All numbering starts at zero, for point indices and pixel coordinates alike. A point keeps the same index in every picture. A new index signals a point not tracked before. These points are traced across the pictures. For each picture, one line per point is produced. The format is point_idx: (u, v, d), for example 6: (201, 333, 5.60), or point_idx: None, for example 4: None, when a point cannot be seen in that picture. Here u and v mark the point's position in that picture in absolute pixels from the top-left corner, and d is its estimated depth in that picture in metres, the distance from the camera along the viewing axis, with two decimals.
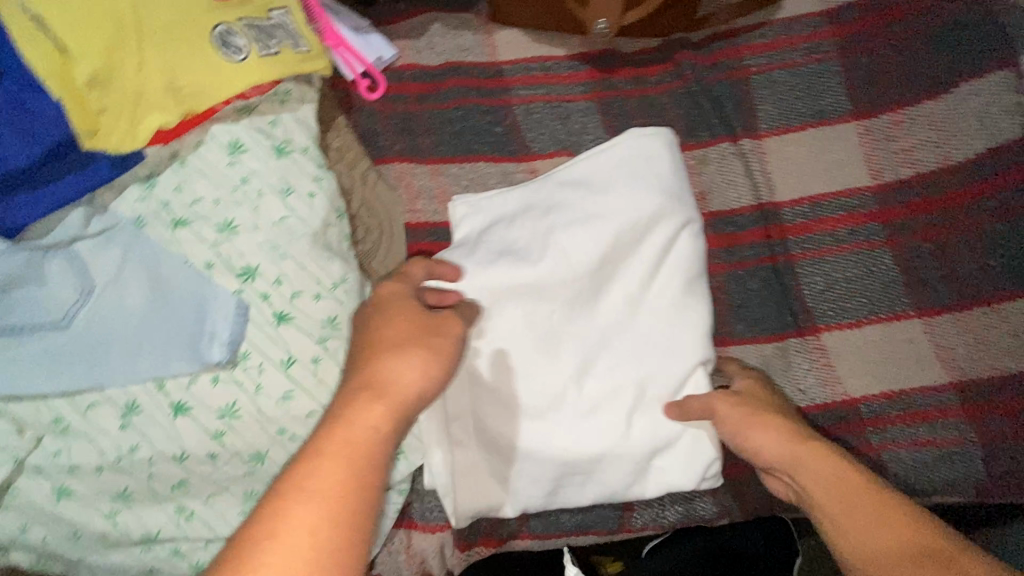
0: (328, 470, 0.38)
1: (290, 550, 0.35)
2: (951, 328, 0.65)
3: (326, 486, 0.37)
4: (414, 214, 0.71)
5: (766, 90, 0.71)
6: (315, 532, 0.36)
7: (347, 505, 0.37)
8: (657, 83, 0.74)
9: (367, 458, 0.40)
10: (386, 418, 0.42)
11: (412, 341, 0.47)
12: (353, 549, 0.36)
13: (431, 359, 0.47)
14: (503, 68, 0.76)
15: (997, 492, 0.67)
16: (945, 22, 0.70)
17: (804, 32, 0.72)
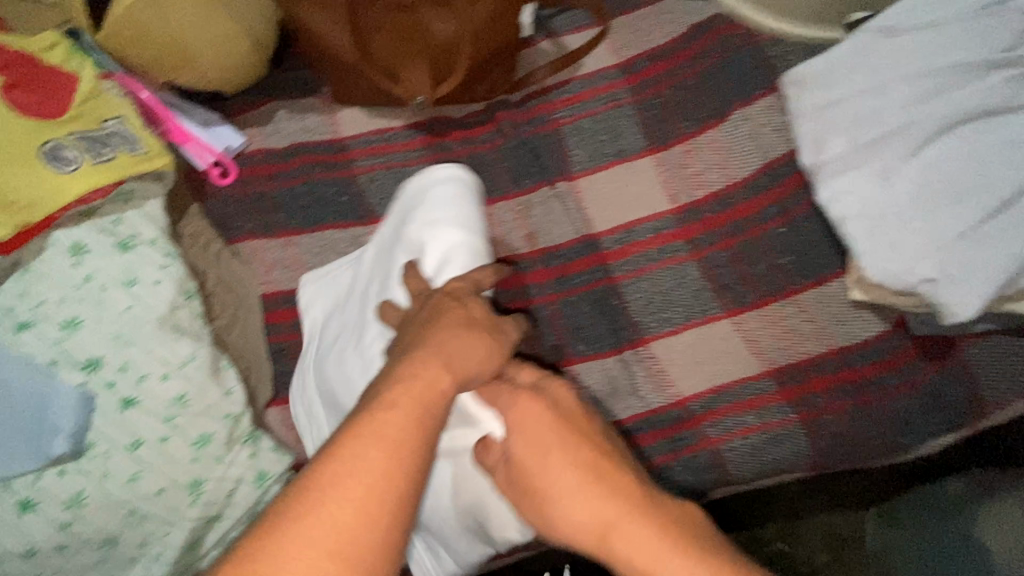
0: (394, 417, 0.43)
1: (351, 481, 0.40)
2: (756, 321, 0.75)
3: (391, 432, 0.42)
4: (270, 285, 0.77)
5: (575, 137, 0.82)
6: (376, 471, 0.40)
7: (409, 460, 0.42)
8: (484, 141, 0.83)
9: (428, 409, 0.45)
10: (450, 385, 0.48)
11: (471, 328, 0.54)
12: (395, 504, 0.40)
13: (483, 343, 0.53)
14: (347, 143, 0.84)
15: (827, 461, 0.74)
16: (714, 63, 0.81)
17: (602, 84, 0.84)
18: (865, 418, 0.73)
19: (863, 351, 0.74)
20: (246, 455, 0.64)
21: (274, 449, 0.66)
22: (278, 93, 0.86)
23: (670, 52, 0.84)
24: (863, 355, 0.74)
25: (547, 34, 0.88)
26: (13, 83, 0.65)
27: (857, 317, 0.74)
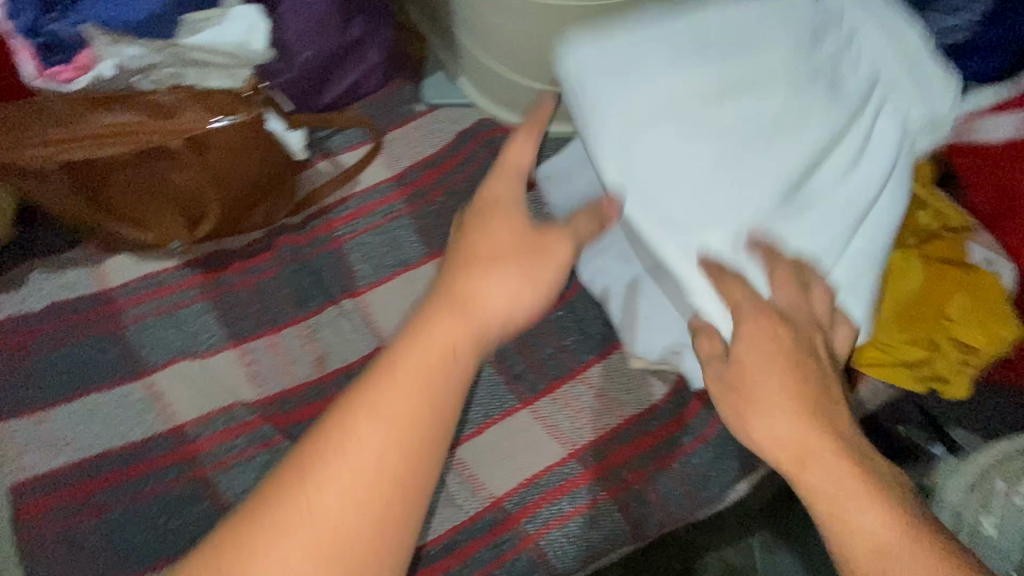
0: (392, 396, 0.45)
1: (354, 457, 0.43)
2: (551, 407, 0.76)
3: (389, 411, 0.44)
4: (21, 472, 0.68)
5: (357, 253, 0.83)
6: (376, 453, 0.43)
7: (419, 460, 0.44)
8: (266, 268, 0.81)
9: (433, 405, 0.46)
10: (465, 340, 0.48)
11: (508, 255, 0.52)
12: (405, 485, 0.43)
13: (517, 277, 0.51)
14: (114, 293, 0.78)
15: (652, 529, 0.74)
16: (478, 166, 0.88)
17: (379, 198, 0.86)
18: (672, 477, 0.75)
19: (654, 414, 0.77)
20: None
21: None
22: (35, 254, 0.81)
23: (440, 160, 0.89)
24: (656, 417, 0.77)
25: (322, 154, 0.90)
26: None
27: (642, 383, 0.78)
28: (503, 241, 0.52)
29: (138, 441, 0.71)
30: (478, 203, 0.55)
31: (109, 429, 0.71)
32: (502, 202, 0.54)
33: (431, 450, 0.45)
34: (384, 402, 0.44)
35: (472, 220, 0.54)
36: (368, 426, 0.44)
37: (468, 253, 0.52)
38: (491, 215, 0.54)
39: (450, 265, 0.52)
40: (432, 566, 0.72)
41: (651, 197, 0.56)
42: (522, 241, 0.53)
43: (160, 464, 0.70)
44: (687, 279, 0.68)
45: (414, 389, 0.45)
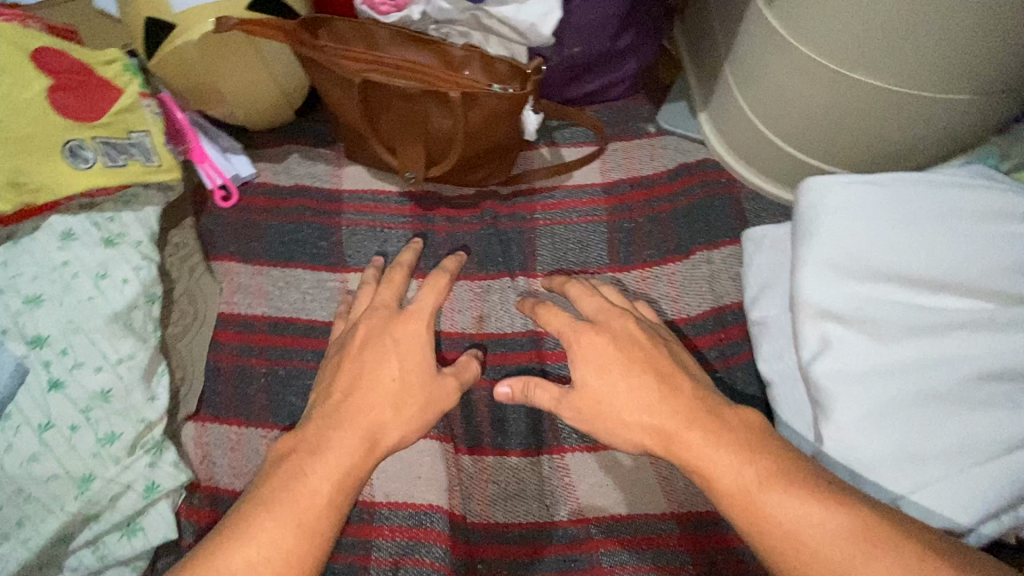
0: (310, 487, 0.59)
1: (262, 535, 0.55)
2: (672, 460, 0.75)
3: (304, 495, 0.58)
4: (229, 306, 0.81)
5: (546, 239, 0.87)
6: (275, 532, 0.56)
7: (315, 531, 0.57)
8: (465, 222, 0.89)
9: (347, 489, 0.60)
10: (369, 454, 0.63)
11: (399, 402, 0.67)
12: (317, 544, 0.57)
13: (400, 424, 0.66)
14: (344, 195, 0.91)
15: None
16: (688, 202, 0.87)
17: (583, 198, 0.90)
18: None
19: None
20: (144, 463, 0.66)
21: (172, 465, 0.67)
22: (299, 138, 0.95)
23: (653, 183, 0.90)
24: None
25: (548, 142, 0.96)
26: (59, 86, 0.73)
27: None
28: (392, 389, 0.67)
29: (319, 322, 0.81)
30: (407, 328, 0.72)
31: (300, 302, 0.82)
32: (416, 346, 0.71)
33: (320, 535, 0.57)
34: (280, 500, 0.58)
35: (374, 330, 0.72)
36: (288, 499, 0.58)
37: (369, 368, 0.68)
38: (408, 341, 0.71)
39: (344, 387, 0.67)
40: (505, 546, 0.73)
41: (837, 286, 0.66)
42: (413, 395, 0.68)
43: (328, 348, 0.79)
44: (886, 370, 0.62)
45: (303, 500, 0.58)
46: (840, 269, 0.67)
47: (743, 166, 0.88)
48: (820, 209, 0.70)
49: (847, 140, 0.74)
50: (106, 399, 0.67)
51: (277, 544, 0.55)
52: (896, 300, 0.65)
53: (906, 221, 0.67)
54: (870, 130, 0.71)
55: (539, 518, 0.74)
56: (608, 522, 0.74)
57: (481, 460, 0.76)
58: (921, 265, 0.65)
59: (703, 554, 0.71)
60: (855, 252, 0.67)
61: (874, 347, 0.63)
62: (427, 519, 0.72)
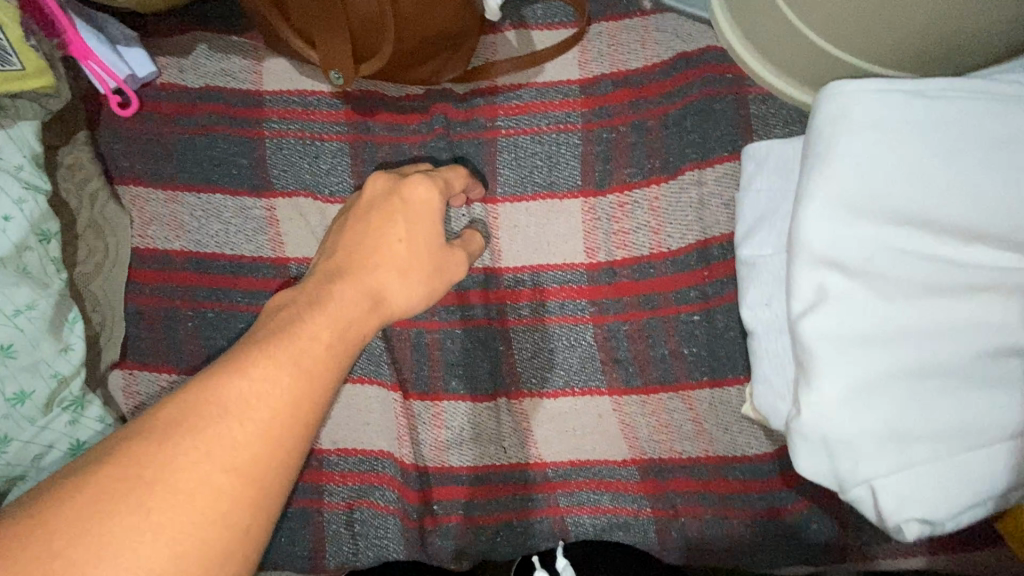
0: (273, 379, 0.45)
1: (216, 435, 0.42)
2: (636, 407, 0.70)
3: (271, 392, 0.45)
4: (144, 240, 0.71)
5: (508, 154, 0.73)
6: (230, 438, 0.42)
7: (285, 432, 0.44)
8: (412, 132, 0.75)
9: (314, 386, 0.47)
10: (329, 338, 0.50)
11: (412, 265, 0.59)
12: (286, 447, 0.44)
13: (416, 283, 0.59)
14: (265, 98, 0.76)
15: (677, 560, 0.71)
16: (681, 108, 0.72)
17: (555, 100, 0.74)
18: (725, 533, 0.69)
19: (739, 465, 0.68)
20: (64, 420, 0.62)
21: (97, 419, 0.63)
22: (206, 23, 0.77)
23: (640, 80, 0.73)
24: (743, 469, 0.68)
25: (516, 22, 0.77)
26: None
27: (746, 432, 0.68)
28: (399, 256, 0.58)
29: (246, 257, 0.71)
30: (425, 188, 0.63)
31: (225, 235, 0.71)
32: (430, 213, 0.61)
33: (325, 387, 0.48)
34: (281, 347, 0.47)
35: (388, 186, 0.62)
36: (288, 347, 0.47)
37: (382, 228, 0.59)
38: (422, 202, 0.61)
39: (346, 248, 0.58)
40: (463, 489, 0.71)
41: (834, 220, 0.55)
42: (421, 261, 0.59)
43: (259, 288, 0.71)
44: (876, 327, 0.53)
45: (298, 356, 0.47)
46: (855, 206, 0.54)
47: (755, 57, 0.70)
48: (827, 124, 0.56)
49: (894, 34, 0.55)
50: (10, 355, 0.61)
51: (272, 393, 0.45)
52: (905, 244, 0.53)
53: (948, 147, 0.53)
54: (933, 23, 0.52)
55: (498, 463, 0.71)
56: (566, 467, 0.71)
57: (435, 405, 0.71)
58: (955, 206, 0.53)
59: (661, 498, 0.70)
60: (866, 180, 0.54)
61: (878, 304, 0.53)
62: (378, 463, 0.70)
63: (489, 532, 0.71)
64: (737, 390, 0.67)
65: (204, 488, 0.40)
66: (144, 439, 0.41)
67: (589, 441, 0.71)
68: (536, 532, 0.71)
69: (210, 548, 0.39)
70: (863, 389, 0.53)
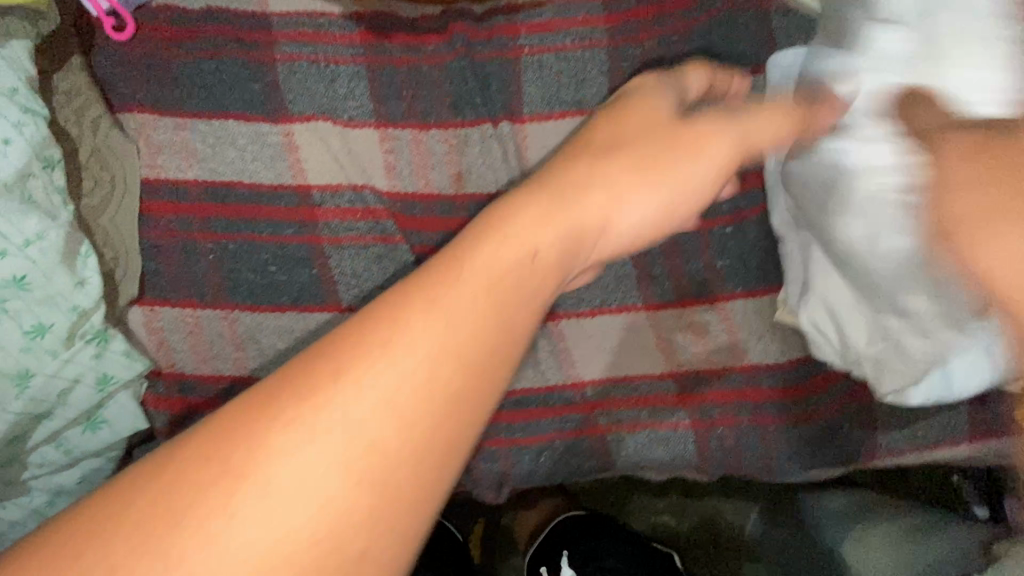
0: (405, 341, 0.37)
1: (339, 410, 0.35)
2: (673, 322, 0.70)
3: (405, 352, 0.36)
4: (154, 170, 0.68)
5: (533, 73, 0.71)
6: (352, 416, 0.35)
7: (416, 410, 0.36)
8: (430, 53, 0.72)
9: (455, 354, 0.38)
10: (464, 293, 0.40)
11: (623, 180, 0.50)
12: (416, 430, 0.36)
13: (653, 195, 0.50)
14: (272, 21, 0.72)
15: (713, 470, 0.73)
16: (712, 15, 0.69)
17: (578, 16, 0.71)
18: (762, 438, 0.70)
19: (773, 373, 0.69)
20: (89, 353, 0.59)
21: (123, 354, 0.61)
22: None
23: None
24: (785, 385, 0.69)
25: None
26: None
27: (781, 340, 0.68)
28: (582, 176, 0.49)
29: (266, 186, 0.68)
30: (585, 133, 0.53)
31: (242, 162, 0.68)
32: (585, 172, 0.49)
33: (474, 375, 0.38)
34: (422, 321, 0.38)
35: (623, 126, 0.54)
36: (419, 318, 0.38)
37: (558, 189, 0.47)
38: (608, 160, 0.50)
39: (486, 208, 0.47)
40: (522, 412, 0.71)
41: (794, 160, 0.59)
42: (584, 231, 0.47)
43: (282, 217, 0.68)
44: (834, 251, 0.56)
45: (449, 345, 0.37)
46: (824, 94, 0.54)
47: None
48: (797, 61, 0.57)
49: None
50: (26, 287, 0.57)
51: (404, 380, 0.36)
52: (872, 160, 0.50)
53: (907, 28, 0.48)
54: None
55: (537, 385, 0.71)
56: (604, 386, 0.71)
57: None
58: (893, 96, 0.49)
59: (699, 409, 0.71)
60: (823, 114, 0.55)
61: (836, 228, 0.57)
62: None
63: (532, 453, 0.71)
64: (772, 299, 0.68)
65: (317, 475, 0.33)
66: (253, 411, 0.35)
67: (626, 359, 0.71)
68: (578, 450, 0.72)
69: (323, 550, 0.32)
70: (848, 280, 0.57)
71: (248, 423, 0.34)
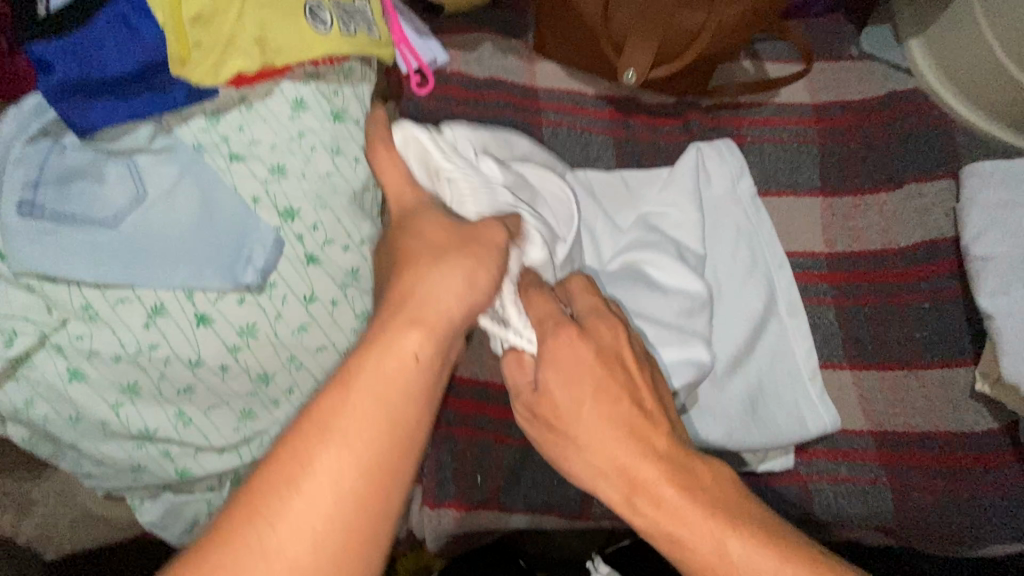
0: (364, 400, 0.42)
1: (303, 488, 0.39)
2: (875, 382, 0.78)
3: (360, 400, 0.42)
4: None
5: (755, 158, 0.85)
6: (327, 494, 0.39)
7: (391, 466, 0.42)
8: (666, 133, 0.86)
9: (400, 412, 0.43)
10: (425, 348, 0.45)
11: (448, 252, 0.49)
12: (403, 482, 0.42)
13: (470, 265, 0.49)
14: (540, 93, 0.87)
15: (911, 537, 0.74)
16: (895, 122, 0.85)
17: (793, 116, 0.87)
18: (957, 505, 0.73)
19: (965, 440, 0.76)
20: None
21: None
22: (487, 26, 0.90)
23: (866, 108, 0.87)
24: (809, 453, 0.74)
25: (751, 55, 0.91)
26: None
27: (971, 408, 0.76)
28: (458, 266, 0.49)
29: None
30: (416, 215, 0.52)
31: None
32: (447, 298, 0.47)
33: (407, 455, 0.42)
34: (367, 395, 0.42)
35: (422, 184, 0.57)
36: (373, 394, 0.42)
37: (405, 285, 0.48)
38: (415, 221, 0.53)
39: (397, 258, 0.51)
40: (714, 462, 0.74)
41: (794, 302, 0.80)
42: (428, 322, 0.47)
43: None
44: None
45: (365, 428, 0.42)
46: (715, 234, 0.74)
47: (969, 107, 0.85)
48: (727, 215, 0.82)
49: None
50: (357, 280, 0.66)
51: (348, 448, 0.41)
52: None
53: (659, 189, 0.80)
54: None
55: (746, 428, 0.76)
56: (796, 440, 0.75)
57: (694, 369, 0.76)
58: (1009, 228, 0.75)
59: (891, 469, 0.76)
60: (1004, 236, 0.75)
61: None
62: None
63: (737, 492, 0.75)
64: (966, 370, 0.76)
65: (317, 541, 0.38)
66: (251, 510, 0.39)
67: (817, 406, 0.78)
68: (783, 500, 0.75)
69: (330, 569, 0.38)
70: None
71: (283, 476, 0.39)
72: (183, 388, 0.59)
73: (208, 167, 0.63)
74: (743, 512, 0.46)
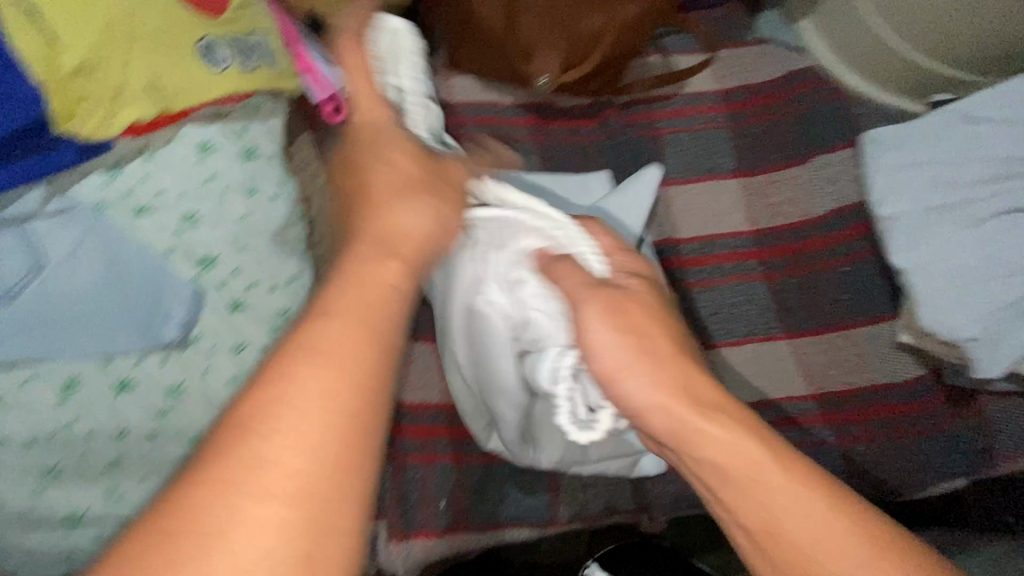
0: (337, 335, 0.37)
1: (278, 430, 0.33)
2: (810, 346, 0.82)
3: (332, 345, 0.36)
4: None
5: (674, 148, 0.88)
6: (293, 437, 0.33)
7: (357, 402, 0.35)
8: (586, 134, 0.88)
9: (375, 339, 0.38)
10: (399, 275, 0.43)
11: (406, 192, 0.50)
12: (370, 413, 0.35)
13: (433, 206, 0.50)
14: (458, 107, 0.87)
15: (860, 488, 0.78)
16: (797, 100, 0.90)
17: (704, 104, 0.90)
18: (896, 451, 0.78)
19: (897, 390, 0.80)
20: None
21: None
22: None
23: (769, 90, 0.91)
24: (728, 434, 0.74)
25: (657, 49, 0.94)
26: None
27: (897, 359, 0.81)
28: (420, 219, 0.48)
29: None
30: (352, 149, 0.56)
31: None
32: (414, 228, 0.48)
33: (371, 395, 0.36)
34: (333, 335, 0.37)
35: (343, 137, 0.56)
36: (338, 330, 0.37)
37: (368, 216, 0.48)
38: (388, 151, 0.54)
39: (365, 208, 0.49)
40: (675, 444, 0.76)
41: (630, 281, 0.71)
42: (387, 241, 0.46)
43: None
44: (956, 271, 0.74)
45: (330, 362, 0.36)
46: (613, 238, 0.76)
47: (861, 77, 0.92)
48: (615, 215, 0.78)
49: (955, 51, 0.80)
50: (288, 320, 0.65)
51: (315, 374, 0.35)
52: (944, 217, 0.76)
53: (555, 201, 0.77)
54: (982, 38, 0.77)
55: None
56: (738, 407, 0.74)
57: None
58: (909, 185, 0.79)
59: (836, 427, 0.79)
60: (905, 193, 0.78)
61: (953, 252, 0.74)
62: None
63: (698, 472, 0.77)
64: (886, 325, 0.82)
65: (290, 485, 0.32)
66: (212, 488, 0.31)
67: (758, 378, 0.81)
68: None
69: (306, 512, 0.32)
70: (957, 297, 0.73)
71: (256, 413, 0.33)
72: (110, 461, 0.56)
73: (112, 227, 0.59)
74: (791, 460, 0.44)
